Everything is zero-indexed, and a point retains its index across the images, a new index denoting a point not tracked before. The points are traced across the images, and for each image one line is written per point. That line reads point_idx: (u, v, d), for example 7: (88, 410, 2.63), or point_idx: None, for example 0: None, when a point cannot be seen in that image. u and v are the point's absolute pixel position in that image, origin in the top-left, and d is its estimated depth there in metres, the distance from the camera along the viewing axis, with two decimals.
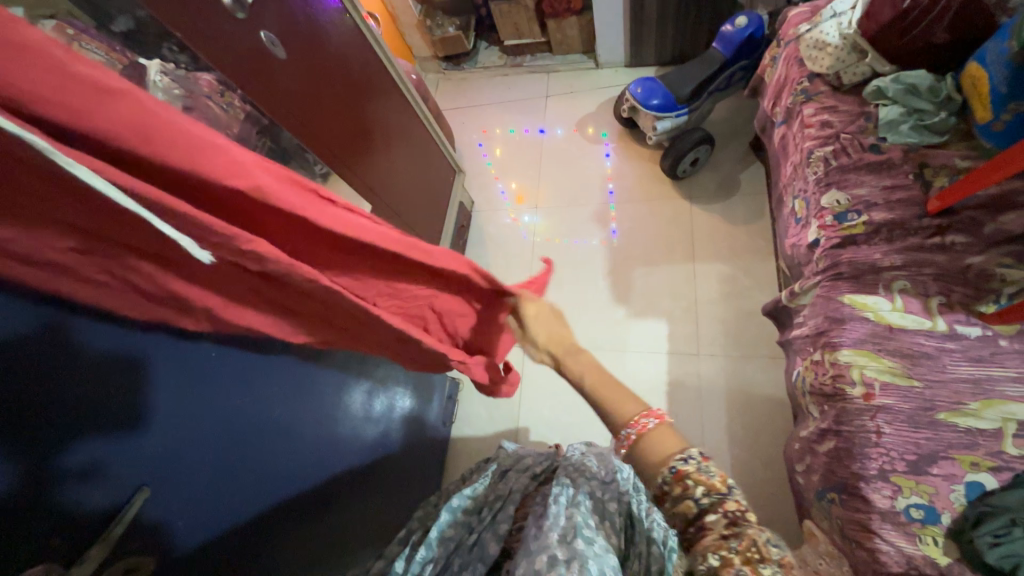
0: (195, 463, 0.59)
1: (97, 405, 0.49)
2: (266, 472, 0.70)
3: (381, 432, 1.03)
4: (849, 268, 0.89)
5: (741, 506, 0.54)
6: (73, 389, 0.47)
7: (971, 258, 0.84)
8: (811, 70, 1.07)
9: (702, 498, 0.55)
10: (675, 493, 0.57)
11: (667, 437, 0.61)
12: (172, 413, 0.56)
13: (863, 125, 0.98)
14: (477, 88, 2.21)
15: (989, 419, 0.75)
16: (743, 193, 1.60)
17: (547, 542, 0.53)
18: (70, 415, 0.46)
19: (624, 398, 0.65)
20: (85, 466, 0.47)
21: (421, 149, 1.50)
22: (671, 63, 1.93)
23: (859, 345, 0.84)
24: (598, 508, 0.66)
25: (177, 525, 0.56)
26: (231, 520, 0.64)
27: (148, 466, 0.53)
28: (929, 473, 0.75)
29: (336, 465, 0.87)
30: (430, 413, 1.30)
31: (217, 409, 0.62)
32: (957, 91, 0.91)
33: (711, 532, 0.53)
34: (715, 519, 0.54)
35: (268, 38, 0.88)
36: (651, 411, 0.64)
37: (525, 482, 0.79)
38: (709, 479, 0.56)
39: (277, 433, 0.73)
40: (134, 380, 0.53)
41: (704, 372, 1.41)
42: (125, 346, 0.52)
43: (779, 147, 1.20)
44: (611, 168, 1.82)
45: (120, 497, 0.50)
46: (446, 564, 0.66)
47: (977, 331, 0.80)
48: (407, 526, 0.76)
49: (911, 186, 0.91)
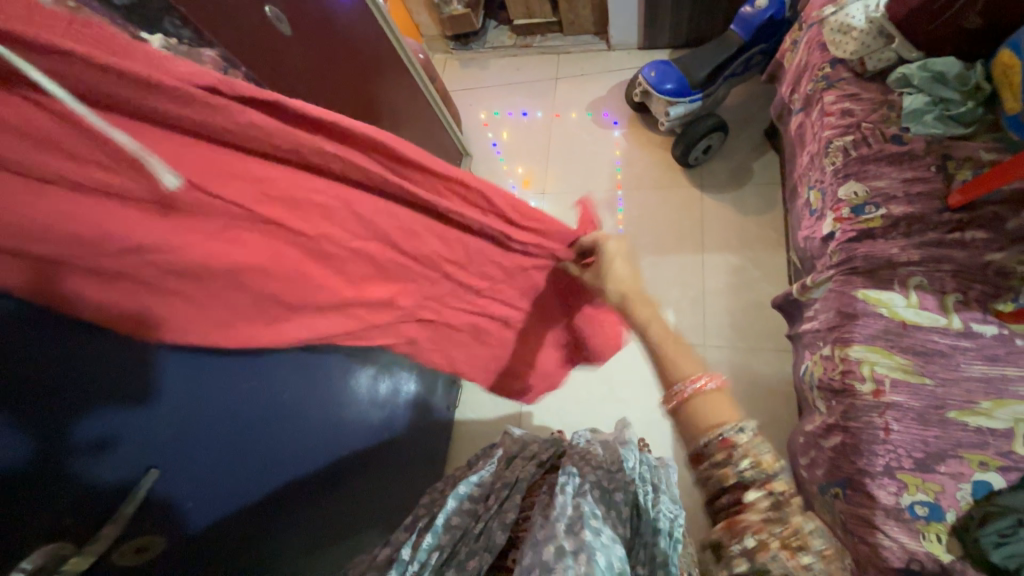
0: (205, 444, 0.59)
1: (112, 386, 0.48)
2: (273, 454, 0.70)
3: (386, 416, 1.03)
4: (865, 263, 0.87)
5: (787, 491, 0.49)
6: (86, 372, 0.45)
7: (992, 255, 0.82)
8: (833, 55, 1.03)
9: (746, 469, 0.50)
10: (717, 459, 0.51)
11: (720, 403, 0.54)
12: (187, 398, 0.55)
13: (886, 114, 0.95)
14: (485, 69, 2.15)
15: (1000, 419, 0.74)
16: (755, 183, 1.56)
17: (554, 533, 0.57)
18: (85, 395, 0.46)
19: (680, 354, 0.59)
20: (98, 443, 0.47)
21: (429, 134, 1.47)
22: (686, 46, 1.87)
23: (871, 341, 0.82)
24: (605, 497, 0.67)
25: (184, 504, 0.57)
26: (236, 501, 0.64)
27: (159, 446, 0.53)
28: (936, 471, 0.74)
29: (343, 448, 0.87)
30: (436, 397, 1.31)
31: (232, 393, 0.61)
32: (986, 80, 0.88)
33: (750, 512, 0.49)
34: (760, 498, 0.49)
35: (273, 13, 0.86)
36: (705, 372, 0.56)
37: (532, 470, 0.79)
38: (759, 456, 0.50)
39: (287, 417, 0.72)
40: (150, 364, 0.51)
41: (710, 362, 1.40)
42: (141, 330, 0.49)
43: (797, 136, 1.17)
44: (621, 154, 1.79)
45: (130, 475, 0.51)
46: (452, 554, 0.65)
47: (993, 330, 0.79)
48: (413, 513, 0.75)
49: (933, 178, 0.88)
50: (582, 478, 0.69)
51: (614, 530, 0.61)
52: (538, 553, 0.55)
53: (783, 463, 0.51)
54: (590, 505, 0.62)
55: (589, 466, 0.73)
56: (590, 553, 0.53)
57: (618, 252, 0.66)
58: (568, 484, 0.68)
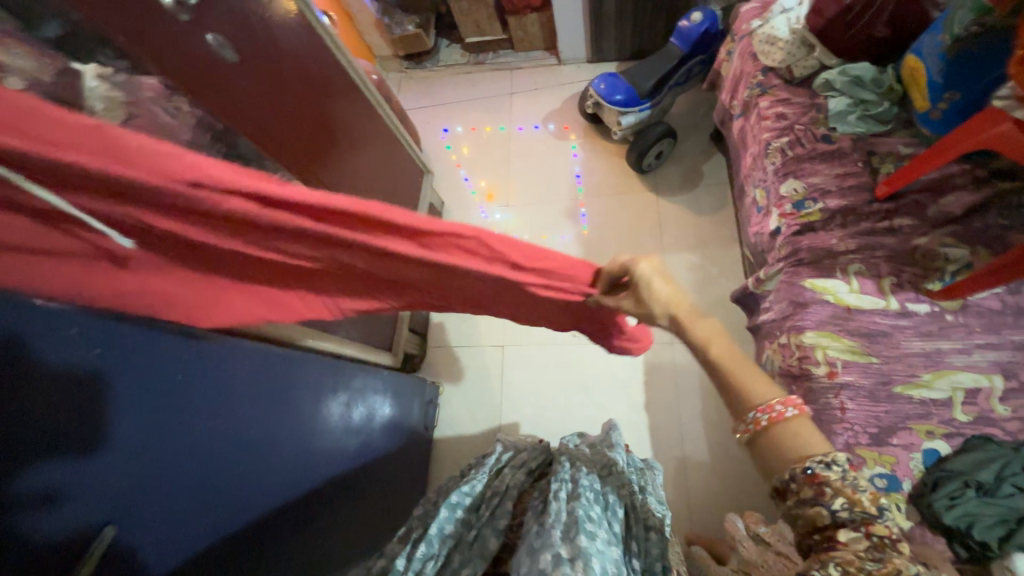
0: (165, 485, 0.55)
1: (57, 428, 0.45)
2: (240, 490, 0.66)
3: (363, 442, 1.00)
4: (809, 254, 0.93)
5: (891, 534, 0.45)
6: (29, 414, 0.43)
7: (918, 239, 0.89)
8: (764, 64, 1.10)
9: (841, 508, 0.46)
10: (805, 496, 0.47)
11: (806, 431, 0.50)
12: (140, 435, 0.52)
13: (815, 116, 1.03)
14: (440, 87, 2.17)
15: (940, 389, 0.80)
16: (707, 184, 1.64)
17: (551, 542, 0.57)
18: (27, 443, 0.42)
19: (751, 374, 0.53)
20: (45, 495, 0.44)
21: (389, 154, 1.48)
22: (632, 59, 1.96)
23: (822, 326, 0.88)
24: (600, 499, 0.69)
25: (145, 552, 0.53)
26: (202, 544, 0.60)
27: (118, 494, 0.50)
28: (890, 444, 0.79)
29: (315, 476, 0.83)
30: (413, 416, 1.28)
31: (190, 426, 0.58)
32: (897, 81, 0.97)
33: (845, 548, 0.45)
34: (856, 537, 0.45)
35: (217, 41, 0.82)
36: (790, 398, 0.51)
37: (521, 478, 0.80)
38: (854, 493, 0.46)
39: (253, 448, 0.69)
40: (101, 401, 0.49)
41: (680, 359, 1.45)
42: (90, 364, 0.48)
43: (739, 139, 1.24)
44: (579, 163, 1.84)
45: (86, 529, 0.47)
46: (447, 563, 0.64)
47: (925, 308, 0.85)
48: (407, 525, 0.73)
49: (861, 173, 0.96)
50: (575, 482, 0.71)
51: (609, 530, 0.63)
52: (536, 561, 0.55)
53: (884, 502, 0.47)
54: (584, 508, 0.63)
55: (582, 471, 0.75)
56: (586, 559, 0.54)
57: (653, 272, 0.58)
58: (561, 489, 0.69)
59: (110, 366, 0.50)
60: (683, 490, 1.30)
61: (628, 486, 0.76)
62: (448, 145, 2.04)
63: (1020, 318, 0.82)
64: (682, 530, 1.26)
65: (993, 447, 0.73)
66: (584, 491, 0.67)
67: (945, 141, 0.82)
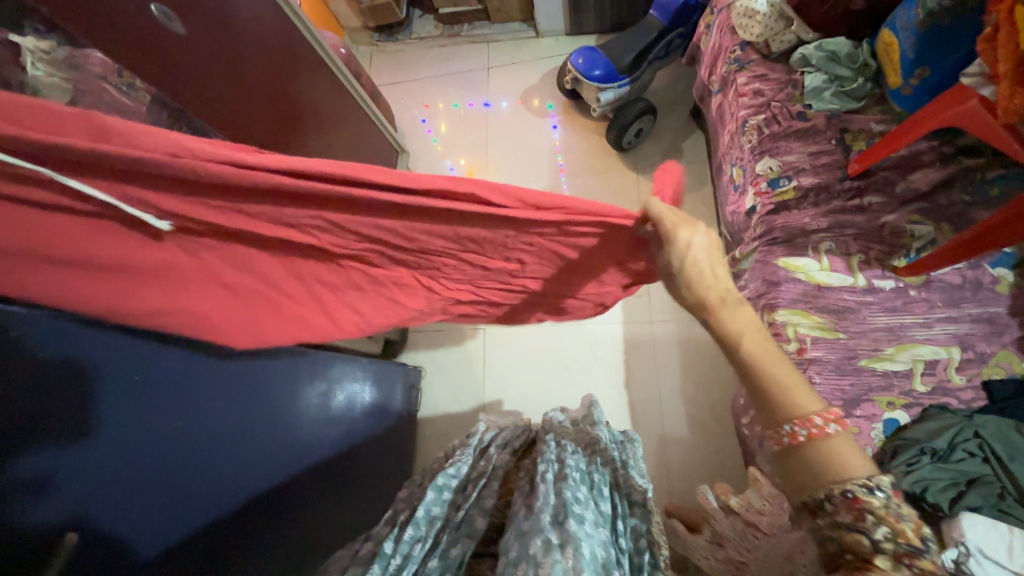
0: (147, 472, 0.61)
1: (45, 418, 0.52)
2: (229, 478, 0.70)
3: (347, 429, 0.99)
4: (783, 233, 0.94)
5: (936, 567, 0.43)
6: (24, 406, 0.50)
7: (886, 217, 0.91)
8: (742, 38, 1.08)
9: (882, 537, 0.44)
10: (843, 519, 0.45)
11: (849, 453, 0.46)
12: (122, 427, 0.58)
13: (791, 92, 1.02)
14: (414, 61, 2.09)
15: (902, 361, 0.84)
16: (686, 161, 1.64)
17: (541, 526, 0.57)
18: (21, 431, 0.50)
19: (791, 379, 0.48)
20: (34, 479, 0.51)
21: (363, 135, 1.43)
22: (611, 31, 1.91)
23: (793, 304, 0.89)
24: (587, 480, 0.70)
25: (128, 532, 0.59)
26: (189, 526, 0.65)
27: (101, 488, 0.56)
28: (853, 415, 0.83)
29: (305, 460, 0.84)
30: (395, 398, 1.27)
31: (172, 418, 0.63)
32: (872, 57, 0.96)
33: (879, 575, 0.43)
34: (893, 566, 0.43)
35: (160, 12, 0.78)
36: (831, 411, 0.46)
37: (507, 459, 0.82)
38: (898, 522, 0.44)
39: (243, 437, 0.72)
40: (85, 394, 0.55)
41: (658, 336, 1.47)
42: (77, 361, 0.54)
43: (717, 116, 1.23)
44: (559, 141, 1.81)
45: (66, 511, 0.54)
46: (435, 543, 0.64)
47: (891, 284, 0.88)
48: (392, 508, 0.73)
49: (834, 150, 0.97)
50: (562, 463, 0.72)
51: (596, 511, 0.65)
52: (526, 545, 0.56)
53: (926, 531, 0.45)
54: (571, 490, 0.64)
55: (568, 452, 0.76)
56: (576, 545, 0.55)
57: (693, 242, 0.51)
58: (548, 472, 0.70)
59: (93, 364, 0.55)
60: (661, 462, 1.35)
61: (612, 462, 0.80)
62: (424, 123, 1.97)
63: (978, 292, 0.85)
64: (661, 500, 1.31)
65: (951, 417, 0.77)
66: (571, 472, 0.69)
67: (916, 115, 0.82)
